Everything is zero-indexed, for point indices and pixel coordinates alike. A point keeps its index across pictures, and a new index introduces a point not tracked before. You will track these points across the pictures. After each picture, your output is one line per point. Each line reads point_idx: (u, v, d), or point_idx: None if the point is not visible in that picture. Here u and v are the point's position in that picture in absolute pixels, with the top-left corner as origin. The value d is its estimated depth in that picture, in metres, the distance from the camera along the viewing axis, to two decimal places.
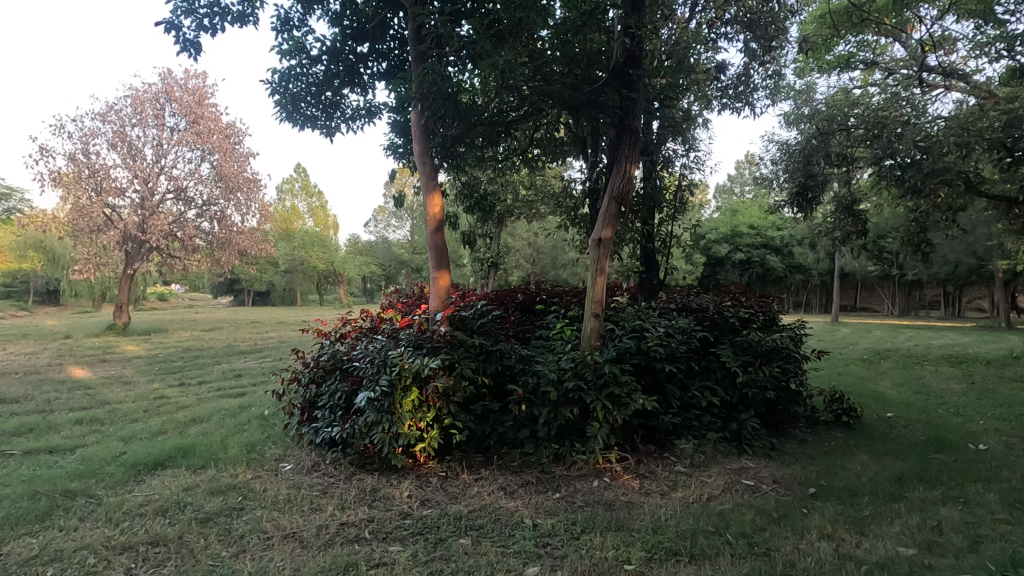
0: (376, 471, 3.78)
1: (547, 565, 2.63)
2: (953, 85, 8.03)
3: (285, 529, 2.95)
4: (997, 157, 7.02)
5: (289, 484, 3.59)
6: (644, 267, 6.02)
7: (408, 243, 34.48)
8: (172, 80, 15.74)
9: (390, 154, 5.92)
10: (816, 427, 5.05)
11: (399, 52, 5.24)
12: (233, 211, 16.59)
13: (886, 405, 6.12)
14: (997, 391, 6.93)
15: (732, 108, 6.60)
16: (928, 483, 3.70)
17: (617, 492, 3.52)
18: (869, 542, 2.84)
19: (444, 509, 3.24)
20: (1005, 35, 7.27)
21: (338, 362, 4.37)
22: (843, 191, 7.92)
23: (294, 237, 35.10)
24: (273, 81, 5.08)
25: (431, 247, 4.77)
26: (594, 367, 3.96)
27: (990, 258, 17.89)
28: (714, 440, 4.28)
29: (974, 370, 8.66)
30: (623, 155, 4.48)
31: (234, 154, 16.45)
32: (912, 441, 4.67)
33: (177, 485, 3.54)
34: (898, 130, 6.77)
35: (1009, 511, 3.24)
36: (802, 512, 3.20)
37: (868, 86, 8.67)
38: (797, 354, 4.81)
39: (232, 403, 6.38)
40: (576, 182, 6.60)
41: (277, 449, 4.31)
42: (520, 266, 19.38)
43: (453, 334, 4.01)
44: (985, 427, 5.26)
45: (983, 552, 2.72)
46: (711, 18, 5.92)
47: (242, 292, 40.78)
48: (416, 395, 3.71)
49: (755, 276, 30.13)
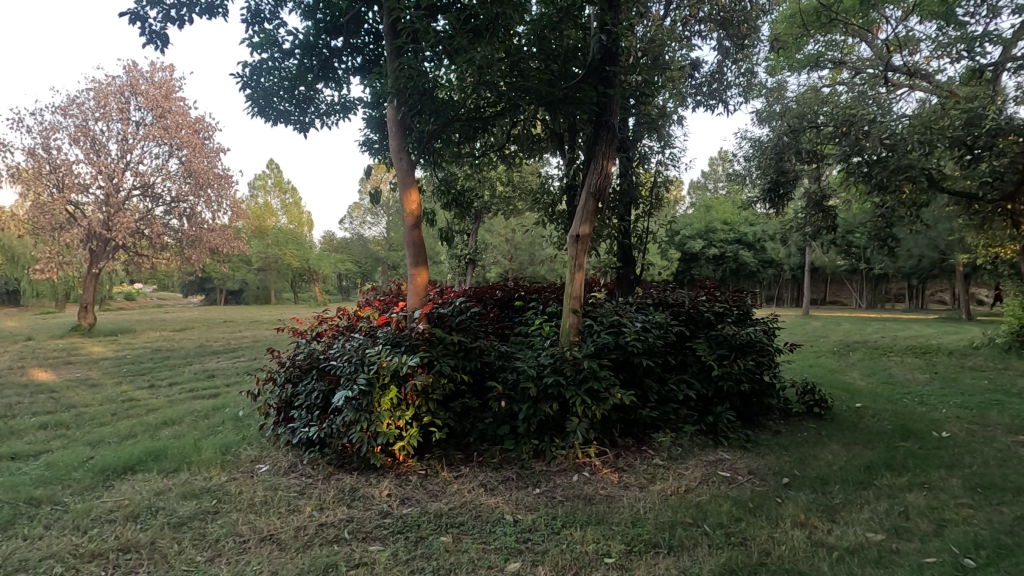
0: (355, 471, 3.74)
1: (529, 560, 2.64)
2: (916, 84, 8.36)
3: (262, 532, 2.89)
4: (958, 155, 7.28)
5: (266, 485, 3.54)
6: (621, 262, 6.08)
7: (385, 240, 34.36)
8: (137, 73, 15.26)
9: (365, 150, 5.84)
10: (789, 419, 5.16)
11: (374, 47, 5.16)
12: (203, 207, 16.20)
13: (855, 395, 6.30)
14: (960, 380, 7.20)
15: (706, 105, 6.71)
16: (895, 471, 3.82)
17: (596, 486, 3.54)
18: (840, 528, 2.92)
19: (424, 507, 3.22)
20: (967, 36, 7.58)
21: (315, 360, 4.31)
22: (813, 187, 8.10)
23: (267, 235, 34.47)
24: (245, 75, 4.96)
25: (408, 244, 4.68)
26: (573, 363, 4.00)
27: (951, 252, 18.61)
28: (691, 432, 4.37)
29: (937, 360, 8.99)
30: (601, 151, 4.56)
31: (204, 150, 16.06)
32: (880, 430, 4.82)
33: (149, 489, 3.45)
34: (865, 128, 6.96)
35: (971, 496, 3.37)
36: (776, 502, 3.28)
37: (836, 85, 8.94)
38: (770, 348, 4.93)
39: (204, 405, 6.22)
40: (553, 179, 6.65)
41: (253, 450, 4.23)
42: (498, 262, 19.48)
43: (432, 331, 3.98)
44: (948, 414, 5.46)
45: (947, 536, 2.82)
46: (685, 16, 5.95)
47: (214, 291, 39.97)
48: (395, 394, 3.66)
49: (728, 271, 30.75)
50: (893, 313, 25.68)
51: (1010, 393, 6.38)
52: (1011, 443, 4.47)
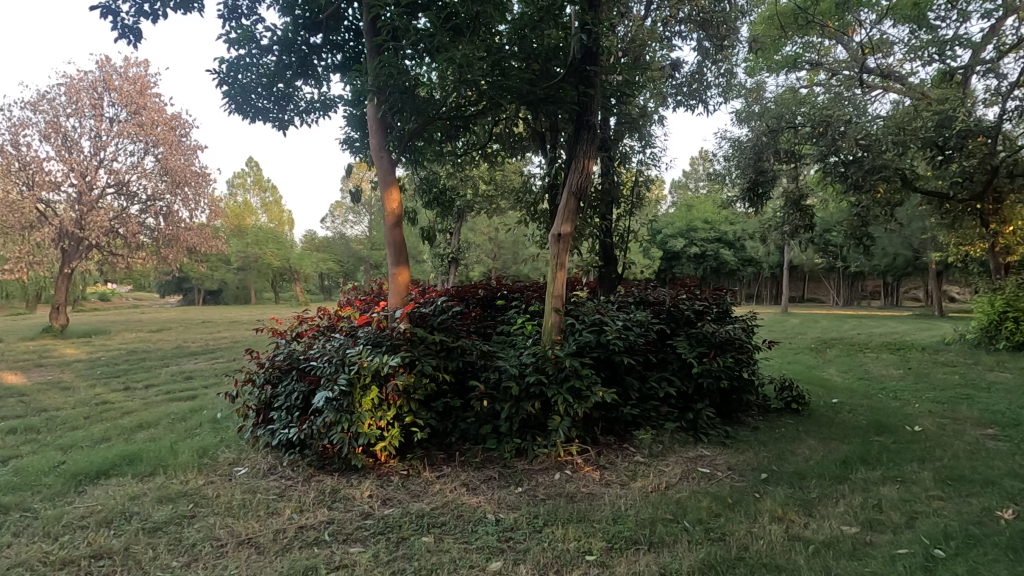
0: (336, 472, 3.71)
1: (511, 558, 2.65)
2: (890, 86, 8.58)
3: (240, 535, 2.85)
4: (930, 155, 7.48)
5: (244, 488, 3.49)
6: (603, 261, 6.12)
7: (367, 238, 34.15)
8: (111, 68, 14.92)
9: (346, 148, 5.78)
10: (767, 415, 5.25)
11: (355, 44, 5.10)
12: (180, 206, 15.91)
13: (831, 391, 6.43)
14: (932, 376, 7.39)
15: (686, 105, 6.78)
16: (869, 465, 3.90)
17: (578, 484, 3.56)
18: (816, 522, 2.97)
19: (406, 507, 3.21)
20: (938, 39, 7.79)
21: (295, 361, 4.25)
22: (791, 186, 8.24)
23: (247, 234, 33.94)
24: (222, 72, 4.88)
25: (389, 243, 4.63)
26: (554, 361, 4.01)
27: (924, 251, 19.12)
28: (671, 429, 4.42)
29: (910, 356, 9.21)
30: (582, 151, 4.61)
31: (180, 147, 15.76)
32: (855, 425, 4.92)
33: (122, 494, 3.38)
34: (841, 128, 7.12)
35: (942, 488, 3.46)
36: (755, 497, 3.33)
37: (813, 86, 9.11)
38: (749, 345, 5.00)
39: (182, 407, 6.11)
40: (535, 177, 6.64)
41: (231, 453, 4.17)
42: (481, 262, 19.48)
43: (413, 331, 3.95)
44: (920, 409, 5.60)
45: (918, 528, 2.89)
46: (666, 16, 6.01)
47: (192, 291, 39.22)
48: (377, 394, 3.63)
49: (709, 269, 31.12)
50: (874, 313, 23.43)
51: (979, 387, 6.58)
52: (980, 436, 4.61)
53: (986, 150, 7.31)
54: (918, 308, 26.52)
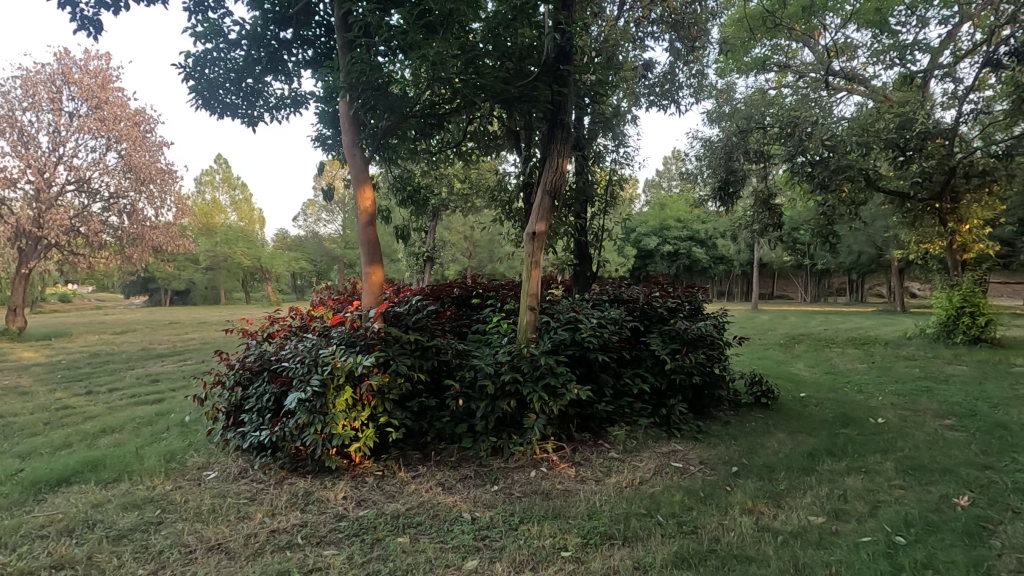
0: (309, 474, 3.66)
1: (486, 557, 2.64)
2: (854, 88, 8.86)
3: (210, 541, 2.79)
4: (892, 156, 7.73)
5: (214, 492, 3.41)
6: (578, 260, 6.17)
7: (340, 237, 33.71)
8: (70, 60, 14.37)
9: (318, 145, 5.69)
10: (738, 409, 5.37)
11: (326, 40, 5.01)
12: (145, 204, 15.44)
13: (800, 385, 6.61)
14: (894, 369, 7.66)
15: (659, 106, 6.88)
16: (835, 456, 4.02)
17: (553, 481, 3.58)
18: (784, 513, 3.05)
19: (381, 508, 3.18)
20: (899, 44, 8.07)
21: (266, 362, 4.17)
22: (760, 185, 8.42)
23: (216, 233, 33.15)
24: (188, 66, 4.74)
25: (363, 241, 4.57)
26: (530, 360, 4.02)
27: (887, 248, 19.78)
28: (645, 425, 4.48)
29: (874, 351, 9.52)
30: (556, 150, 4.63)
31: (145, 143, 15.31)
32: (822, 418, 5.07)
33: (85, 501, 3.27)
34: (808, 129, 7.34)
35: (903, 477, 3.59)
36: (726, 490, 3.40)
37: (780, 88, 9.34)
38: (720, 341, 5.10)
39: (148, 411, 5.94)
40: (510, 175, 6.65)
41: (200, 457, 4.08)
42: (457, 261, 19.44)
43: (387, 331, 3.91)
44: (883, 401, 5.80)
45: (881, 516, 2.99)
46: (638, 17, 6.09)
47: (158, 291, 38.08)
48: (351, 394, 3.59)
49: (681, 267, 31.64)
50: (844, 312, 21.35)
51: (938, 380, 6.84)
52: (939, 427, 4.79)
53: (943, 151, 7.59)
54: (881, 304, 27.39)
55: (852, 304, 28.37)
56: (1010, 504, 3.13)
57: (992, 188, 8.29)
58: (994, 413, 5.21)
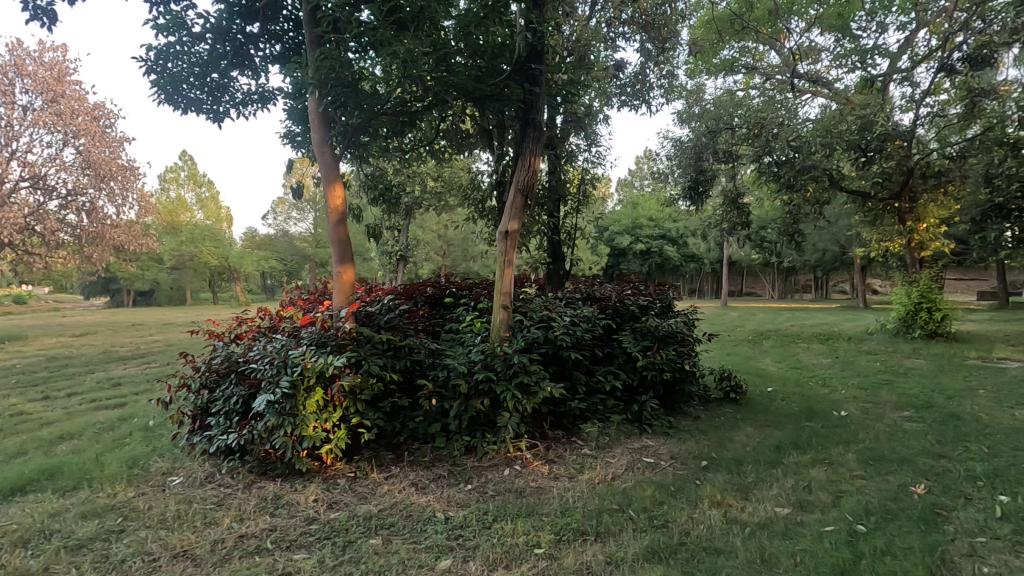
0: (279, 477, 3.59)
1: (459, 556, 2.64)
2: (818, 90, 9.14)
3: (175, 548, 2.72)
4: (854, 157, 7.98)
5: (179, 498, 3.32)
6: (551, 258, 6.20)
7: (312, 236, 33.19)
8: (23, 52, 13.76)
9: (287, 143, 5.58)
10: (707, 404, 5.48)
11: (294, 35, 4.90)
12: (105, 201, 14.90)
13: (767, 380, 6.79)
14: (856, 363, 7.92)
15: (630, 106, 6.96)
16: (800, 449, 4.14)
17: (527, 479, 3.60)
18: (752, 505, 3.13)
19: (352, 510, 3.14)
20: (860, 49, 8.35)
21: (233, 364, 4.08)
22: (729, 184, 8.60)
23: (181, 232, 32.23)
24: (149, 60, 4.59)
25: (334, 240, 4.50)
26: (502, 358, 4.02)
27: (850, 246, 20.43)
28: (617, 422, 4.54)
29: (837, 345, 9.83)
30: (528, 148, 4.64)
31: (104, 139, 14.78)
32: (788, 412, 5.21)
33: (41, 511, 3.14)
34: (774, 130, 7.55)
35: (864, 468, 3.72)
36: (696, 484, 3.47)
37: (748, 89, 9.56)
38: (690, 338, 5.19)
39: (109, 416, 5.75)
40: (483, 174, 6.65)
41: (164, 462, 3.96)
42: (431, 259, 19.34)
43: (359, 331, 3.86)
44: (846, 395, 5.99)
45: (843, 506, 3.09)
46: (610, 18, 6.15)
47: (120, 292, 36.84)
48: (321, 396, 3.54)
49: (653, 265, 32.10)
50: (811, 313, 19.12)
51: (897, 373, 7.10)
52: (898, 418, 4.97)
53: (902, 152, 7.86)
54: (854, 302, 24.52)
55: (824, 304, 25.69)
56: (963, 491, 3.27)
57: (947, 188, 8.64)
58: (949, 404, 5.43)
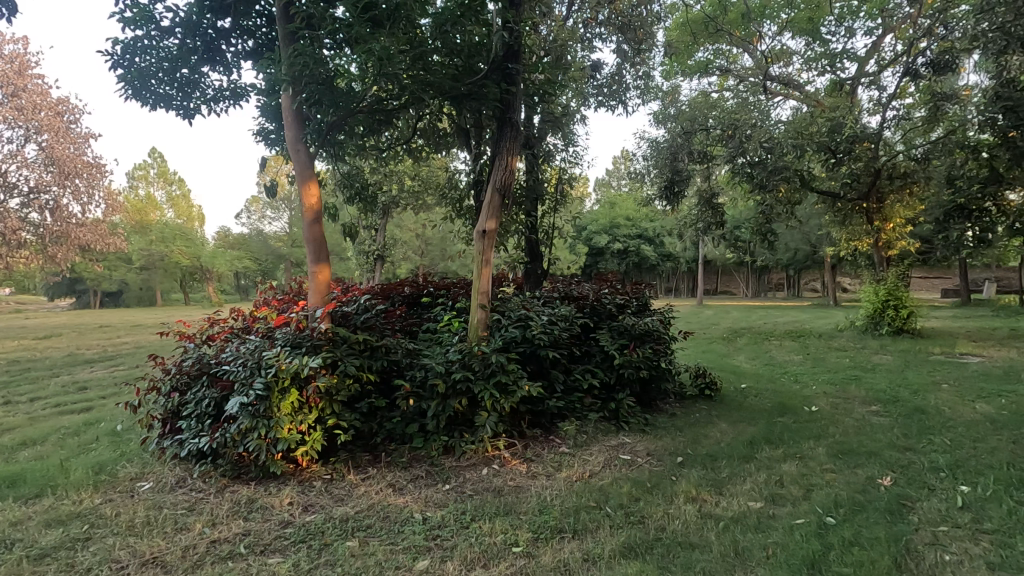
0: (253, 481, 3.53)
1: (437, 556, 2.63)
2: (789, 93, 9.35)
3: (144, 555, 2.65)
4: (824, 158, 8.17)
5: (149, 504, 3.24)
6: (529, 258, 6.21)
7: (287, 235, 32.67)
8: None
9: (260, 140, 5.49)
10: (683, 402, 5.56)
11: (267, 31, 4.81)
12: (70, 199, 14.43)
13: (740, 377, 6.91)
14: (826, 360, 8.12)
15: (607, 106, 7.01)
16: (772, 444, 4.23)
17: (505, 478, 3.60)
18: (725, 500, 3.19)
19: (329, 512, 3.11)
20: (829, 53, 8.56)
21: (205, 366, 3.99)
22: (704, 184, 8.74)
23: (151, 231, 31.42)
24: (115, 54, 4.46)
25: (309, 240, 4.43)
26: (480, 358, 4.02)
27: (821, 245, 20.94)
28: (594, 419, 4.57)
29: (809, 342, 10.06)
30: (505, 148, 4.65)
31: (68, 135, 14.32)
32: (761, 408, 5.32)
33: (2, 520, 3.03)
34: (748, 132, 7.72)
35: (833, 461, 3.82)
36: (671, 480, 3.52)
37: (722, 91, 9.73)
38: (666, 336, 5.26)
39: (74, 420, 5.57)
40: (460, 173, 6.63)
41: (133, 467, 3.86)
42: (409, 258, 19.23)
43: (335, 331, 3.81)
44: (817, 390, 6.14)
45: (813, 499, 3.17)
46: (586, 19, 6.20)
47: (86, 293, 35.77)
48: (296, 397, 3.49)
49: (631, 265, 32.42)
50: (785, 313, 18.15)
51: (865, 369, 7.29)
52: (866, 413, 5.11)
53: (869, 154, 8.09)
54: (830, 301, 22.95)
55: (798, 305, 24.19)
56: (927, 482, 3.38)
57: (912, 189, 8.91)
58: (914, 398, 5.60)
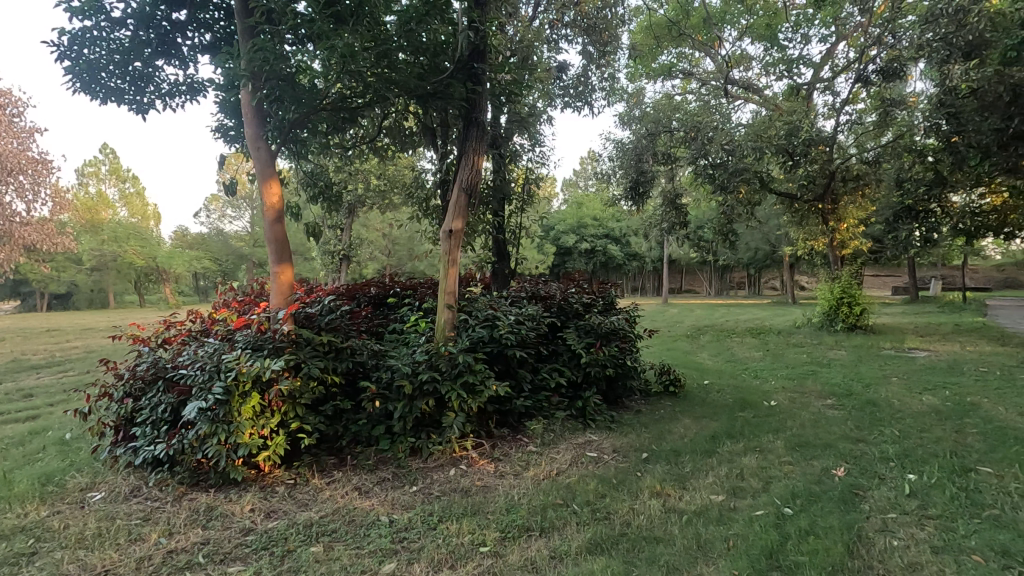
0: (212, 488, 3.43)
1: (404, 559, 2.60)
2: (749, 96, 9.62)
3: (95, 568, 2.54)
4: (782, 160, 8.44)
5: (101, 514, 3.11)
6: (496, 258, 6.22)
7: (249, 235, 31.81)
8: None
9: (219, 137, 5.33)
10: (648, 399, 5.66)
11: (226, 25, 4.67)
12: (13, 197, 13.69)
13: (704, 373, 7.08)
14: (784, 356, 8.40)
15: (573, 106, 7.06)
16: (733, 438, 4.34)
17: (473, 478, 3.60)
18: (689, 494, 3.26)
19: (292, 517, 3.05)
20: (787, 58, 8.85)
21: (161, 371, 3.84)
22: (668, 185, 8.91)
23: (102, 230, 30.12)
24: (61, 45, 4.25)
25: (270, 240, 4.32)
26: (447, 358, 4.00)
27: (780, 245, 21.63)
28: (561, 418, 4.61)
29: (768, 339, 10.39)
30: (471, 147, 4.64)
31: (10, 130, 13.57)
32: (723, 403, 5.46)
33: None
34: (710, 134, 7.97)
35: (790, 453, 3.95)
36: (637, 475, 3.58)
37: (685, 93, 9.95)
38: (631, 334, 5.34)
39: (18, 429, 5.30)
40: (427, 172, 6.59)
41: (84, 477, 3.70)
42: (375, 258, 18.99)
43: (299, 333, 3.73)
44: (775, 385, 6.34)
45: (772, 490, 3.27)
46: (552, 20, 6.24)
47: (32, 296, 33.99)
48: (258, 401, 3.40)
49: (598, 264, 32.80)
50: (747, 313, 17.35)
51: (821, 364, 7.57)
52: (821, 407, 5.30)
53: (824, 157, 8.39)
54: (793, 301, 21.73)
55: (762, 305, 22.70)
56: (877, 472, 3.53)
57: (864, 191, 9.28)
58: (866, 391, 5.84)
